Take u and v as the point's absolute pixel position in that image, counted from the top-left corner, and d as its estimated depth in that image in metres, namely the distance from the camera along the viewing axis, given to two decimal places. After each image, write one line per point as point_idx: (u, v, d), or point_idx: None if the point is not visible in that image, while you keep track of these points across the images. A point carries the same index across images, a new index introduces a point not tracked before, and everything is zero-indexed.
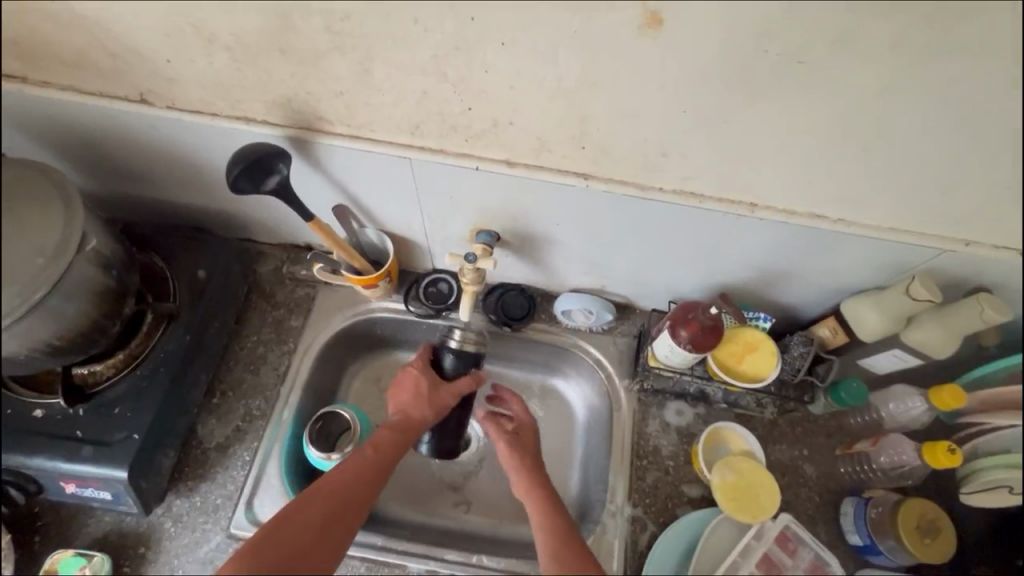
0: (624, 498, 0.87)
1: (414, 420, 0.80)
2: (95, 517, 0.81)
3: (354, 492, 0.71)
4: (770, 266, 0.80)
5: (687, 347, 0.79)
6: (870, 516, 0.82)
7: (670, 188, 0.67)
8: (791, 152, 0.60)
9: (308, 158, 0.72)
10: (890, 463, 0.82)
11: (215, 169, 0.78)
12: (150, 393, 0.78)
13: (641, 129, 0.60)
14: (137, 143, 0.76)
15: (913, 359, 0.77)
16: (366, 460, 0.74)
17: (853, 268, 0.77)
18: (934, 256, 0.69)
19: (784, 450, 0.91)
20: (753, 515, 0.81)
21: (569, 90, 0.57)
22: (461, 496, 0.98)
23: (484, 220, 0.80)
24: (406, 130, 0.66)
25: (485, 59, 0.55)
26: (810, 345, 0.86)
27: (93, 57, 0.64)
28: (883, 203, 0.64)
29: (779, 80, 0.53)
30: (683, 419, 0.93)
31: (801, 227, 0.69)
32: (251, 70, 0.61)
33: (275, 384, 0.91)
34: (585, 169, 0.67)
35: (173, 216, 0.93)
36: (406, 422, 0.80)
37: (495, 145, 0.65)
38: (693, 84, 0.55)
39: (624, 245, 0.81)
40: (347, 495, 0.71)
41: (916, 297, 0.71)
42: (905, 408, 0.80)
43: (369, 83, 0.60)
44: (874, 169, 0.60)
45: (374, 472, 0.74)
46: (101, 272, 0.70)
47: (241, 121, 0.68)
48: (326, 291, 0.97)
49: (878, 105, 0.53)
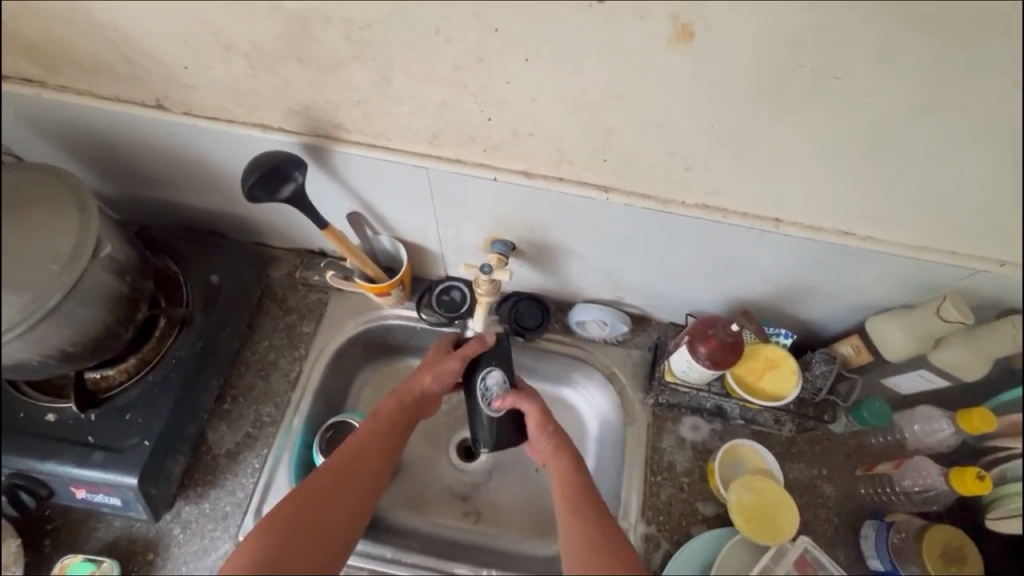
0: (637, 514, 0.86)
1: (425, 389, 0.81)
2: (105, 521, 0.81)
3: (360, 476, 0.71)
4: (792, 281, 0.77)
5: (705, 363, 0.78)
6: (892, 541, 0.79)
7: (693, 202, 0.66)
8: (821, 167, 0.58)
9: (324, 166, 0.71)
10: (915, 487, 0.80)
11: (229, 174, 0.78)
12: (162, 399, 0.77)
13: (666, 142, 0.58)
14: (152, 147, 0.75)
15: (939, 381, 0.75)
16: (366, 446, 0.74)
17: (880, 286, 0.74)
18: (966, 276, 0.67)
19: (802, 468, 0.89)
20: (770, 538, 0.79)
21: (592, 102, 0.55)
22: (470, 506, 0.97)
23: (500, 230, 0.79)
24: (423, 140, 0.64)
25: (508, 69, 0.54)
26: (833, 364, 0.83)
27: (111, 62, 0.63)
28: (914, 222, 0.62)
29: (811, 94, 0.51)
30: (698, 434, 0.91)
31: (827, 243, 0.67)
32: (269, 77, 0.60)
33: (286, 390, 0.90)
34: (605, 181, 0.65)
35: (187, 219, 0.93)
36: (410, 391, 0.80)
37: (514, 157, 0.64)
38: (721, 98, 0.53)
39: (643, 258, 0.79)
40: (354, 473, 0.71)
41: (947, 318, 0.69)
42: (932, 430, 0.79)
43: (388, 91, 0.59)
44: (907, 188, 0.58)
45: (379, 454, 0.74)
46: (115, 278, 0.69)
47: (257, 128, 0.67)
48: (338, 297, 0.97)
49: (914, 122, 0.51)
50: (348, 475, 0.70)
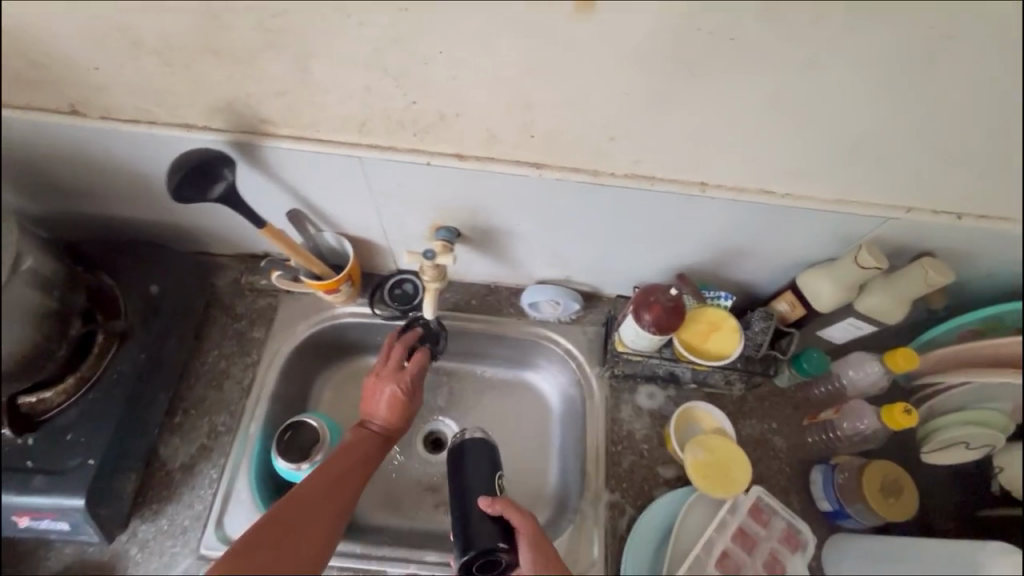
0: (601, 484, 0.88)
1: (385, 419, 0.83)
2: (55, 549, 0.77)
3: (334, 494, 0.71)
4: (724, 245, 0.81)
5: (651, 329, 0.80)
6: (837, 481, 0.84)
7: (623, 172, 0.68)
8: (734, 130, 0.62)
9: (255, 163, 0.70)
10: (852, 429, 0.85)
11: (159, 179, 0.76)
12: (104, 416, 0.75)
13: (588, 114, 0.61)
14: (72, 156, 0.72)
15: (866, 326, 0.81)
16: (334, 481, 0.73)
17: (807, 242, 0.79)
18: (879, 225, 0.72)
19: (754, 424, 0.93)
20: (725, 491, 0.82)
21: (511, 78, 0.57)
22: (441, 497, 0.98)
23: (443, 216, 0.79)
24: (353, 129, 0.65)
25: (424, 49, 0.55)
26: (769, 321, 0.87)
27: (17, 69, 0.61)
28: (827, 172, 0.66)
29: (714, 57, 0.54)
30: (654, 402, 0.94)
31: (752, 204, 0.71)
32: (186, 74, 0.59)
33: (240, 398, 0.89)
34: (537, 157, 0.67)
35: (120, 233, 0.90)
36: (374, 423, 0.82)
37: (446, 139, 0.65)
38: (632, 65, 0.55)
39: (586, 233, 0.81)
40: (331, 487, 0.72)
41: (865, 266, 0.73)
42: (864, 374, 0.85)
43: (310, 81, 0.59)
44: (815, 139, 0.62)
45: (349, 475, 0.75)
46: (40, 293, 0.66)
47: (180, 128, 0.66)
48: (288, 300, 0.95)
49: (811, 75, 0.55)
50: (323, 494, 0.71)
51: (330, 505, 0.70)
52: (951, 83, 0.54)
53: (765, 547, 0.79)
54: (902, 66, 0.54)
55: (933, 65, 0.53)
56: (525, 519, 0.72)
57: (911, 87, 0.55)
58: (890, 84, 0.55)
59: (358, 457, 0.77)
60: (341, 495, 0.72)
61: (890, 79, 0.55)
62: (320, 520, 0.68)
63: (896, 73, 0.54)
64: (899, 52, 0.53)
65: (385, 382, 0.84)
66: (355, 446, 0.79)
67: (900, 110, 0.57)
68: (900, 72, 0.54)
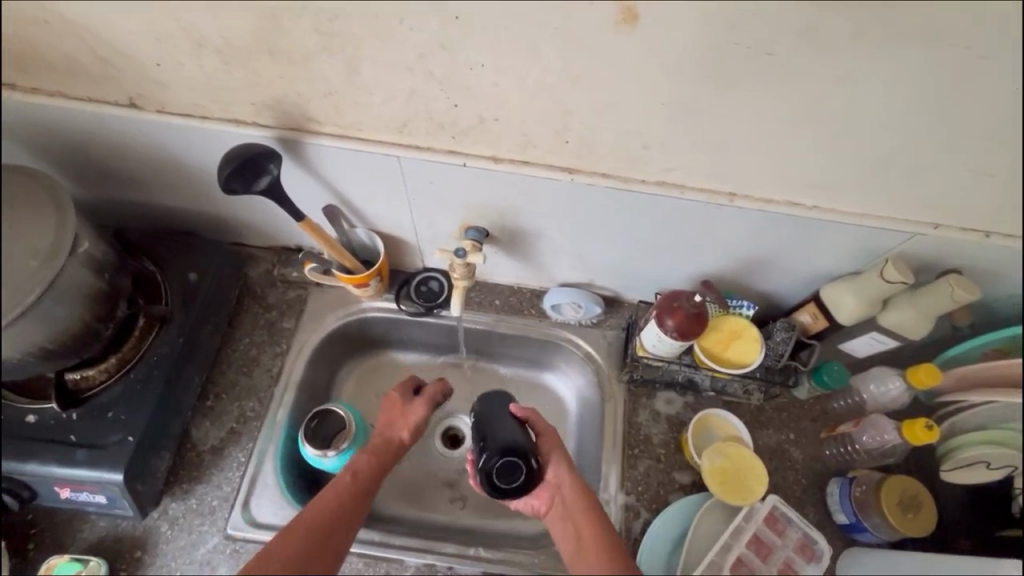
0: (616, 486, 0.89)
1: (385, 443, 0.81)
2: (89, 523, 0.80)
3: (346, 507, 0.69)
4: (750, 255, 0.82)
5: (673, 335, 0.81)
6: (855, 494, 0.84)
7: (651, 180, 0.70)
8: (765, 141, 0.63)
9: (299, 159, 0.73)
10: (870, 443, 0.85)
11: (204, 171, 0.79)
12: (143, 395, 0.78)
13: (623, 122, 0.63)
14: (126, 146, 0.76)
15: (889, 341, 0.82)
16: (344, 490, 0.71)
17: (831, 256, 0.79)
18: (905, 240, 0.73)
19: (771, 435, 0.94)
20: (742, 498, 0.83)
21: (551, 85, 0.59)
22: (457, 492, 1.00)
23: (472, 217, 0.82)
24: (394, 129, 0.68)
25: (470, 56, 0.57)
26: (791, 331, 0.87)
27: (83, 62, 0.64)
28: (854, 186, 0.68)
29: (749, 70, 0.56)
30: (672, 408, 0.95)
31: (779, 214, 0.72)
32: (241, 72, 0.62)
33: (268, 385, 0.92)
34: (568, 162, 0.69)
35: (162, 222, 0.93)
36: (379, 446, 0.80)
37: (483, 142, 0.68)
38: (669, 76, 0.57)
39: (611, 239, 0.83)
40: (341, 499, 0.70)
41: (890, 280, 0.74)
42: (886, 388, 0.84)
43: (357, 82, 0.61)
44: (845, 152, 0.63)
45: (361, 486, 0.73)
46: (94, 275, 0.71)
47: (231, 124, 0.69)
48: (318, 293, 0.98)
49: (844, 89, 0.56)
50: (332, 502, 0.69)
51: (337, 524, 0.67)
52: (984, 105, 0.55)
53: (781, 555, 0.78)
54: (936, 85, 0.55)
55: (971, 85, 0.54)
56: (548, 428, 0.82)
57: (944, 106, 0.56)
58: (923, 103, 0.56)
59: (358, 485, 0.73)
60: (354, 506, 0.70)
61: (925, 96, 0.56)
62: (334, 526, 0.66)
63: (930, 91, 0.55)
64: (934, 73, 0.54)
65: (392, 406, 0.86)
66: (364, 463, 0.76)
67: (932, 129, 0.59)
68: (934, 89, 0.55)
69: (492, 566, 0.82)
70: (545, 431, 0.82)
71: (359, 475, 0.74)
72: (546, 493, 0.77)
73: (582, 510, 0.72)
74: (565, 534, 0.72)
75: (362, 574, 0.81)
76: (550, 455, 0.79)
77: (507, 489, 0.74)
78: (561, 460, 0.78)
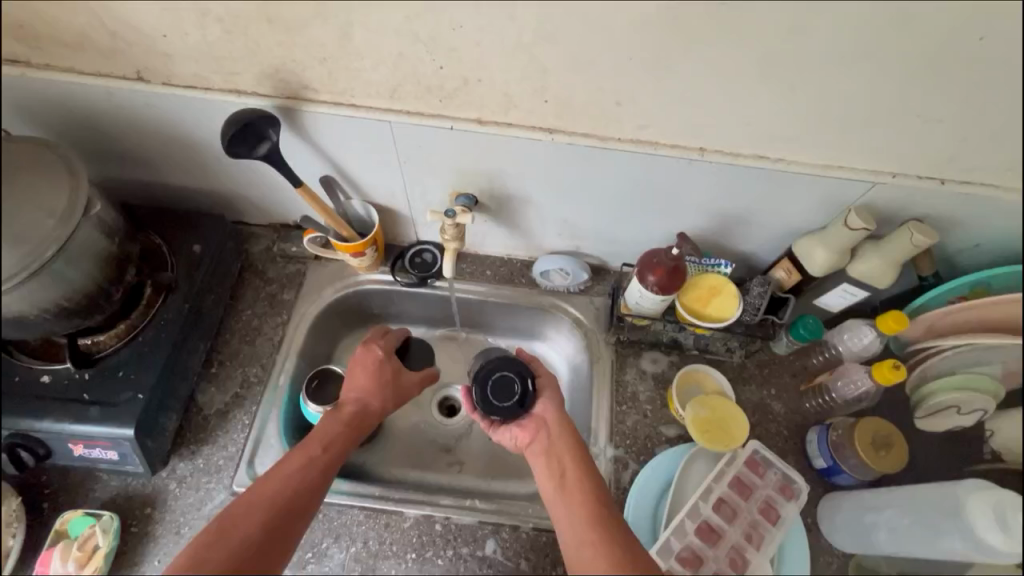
0: (606, 440, 0.93)
1: (359, 401, 0.85)
2: (102, 482, 0.84)
3: (311, 476, 0.73)
4: (724, 214, 0.86)
5: (654, 290, 0.86)
6: (831, 438, 0.87)
7: (627, 138, 0.76)
8: (729, 94, 0.68)
9: (298, 129, 0.79)
10: (846, 390, 0.90)
11: (206, 144, 0.84)
12: (151, 356, 0.82)
13: (597, 79, 0.68)
14: (133, 122, 0.81)
15: (860, 291, 0.85)
16: (308, 460, 0.74)
17: (801, 211, 0.84)
18: (867, 190, 0.78)
19: (753, 391, 0.97)
20: (725, 445, 0.87)
21: (529, 44, 0.64)
22: (454, 457, 1.04)
23: (462, 184, 0.86)
24: (386, 95, 0.73)
25: (453, 16, 0.62)
26: (767, 286, 0.92)
27: (94, 37, 0.69)
28: (816, 138, 0.73)
29: (710, 24, 0.61)
30: (658, 366, 0.99)
31: (748, 168, 0.77)
32: (242, 41, 0.67)
33: (270, 352, 0.96)
34: (549, 123, 0.75)
35: (166, 200, 0.98)
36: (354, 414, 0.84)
37: (468, 104, 0.73)
38: (637, 33, 0.62)
39: (593, 202, 0.87)
40: (304, 470, 0.73)
41: (853, 227, 0.78)
42: (857, 339, 0.89)
43: (350, 46, 0.66)
44: (804, 104, 0.68)
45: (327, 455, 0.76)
46: (104, 238, 0.75)
47: (232, 94, 0.74)
48: (317, 266, 1.03)
49: (797, 40, 0.61)
50: (294, 471, 0.72)
51: (298, 493, 0.71)
52: (921, 51, 0.60)
53: (761, 495, 0.82)
54: (881, 32, 0.60)
55: (912, 31, 0.59)
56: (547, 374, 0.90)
57: (889, 53, 0.61)
58: (870, 52, 0.61)
59: (324, 453, 0.76)
60: (317, 473, 0.73)
61: (870, 44, 0.61)
62: (294, 493, 0.70)
63: (875, 40, 0.60)
64: (877, 21, 0.59)
65: (370, 358, 0.90)
66: (331, 431, 0.80)
67: (878, 77, 0.64)
68: (878, 37, 0.60)
69: (487, 516, 0.86)
70: (543, 374, 0.89)
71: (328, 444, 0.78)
72: (533, 428, 0.84)
73: (566, 450, 0.79)
74: (546, 469, 0.78)
75: (363, 524, 0.85)
76: (542, 396, 0.86)
77: (500, 407, 0.84)
78: (553, 401, 0.86)
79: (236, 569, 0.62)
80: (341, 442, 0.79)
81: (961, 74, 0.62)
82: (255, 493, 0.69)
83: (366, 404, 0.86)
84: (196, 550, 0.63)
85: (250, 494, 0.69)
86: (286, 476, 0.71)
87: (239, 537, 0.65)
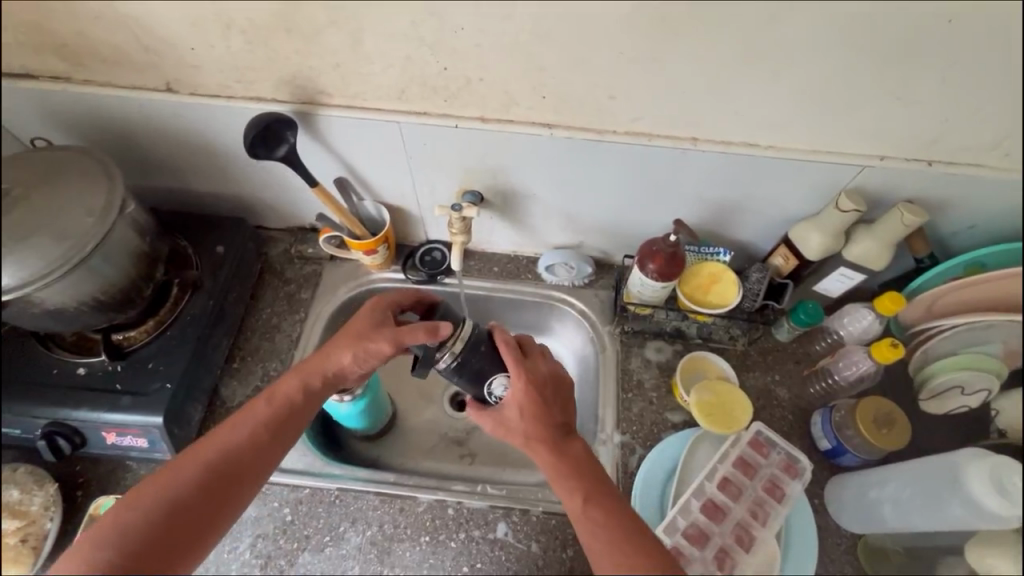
0: (613, 427, 0.95)
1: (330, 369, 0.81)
2: (132, 471, 0.88)
3: (248, 457, 0.72)
4: (720, 202, 0.90)
5: (654, 277, 0.89)
6: (834, 419, 0.88)
7: (622, 130, 0.80)
8: (716, 83, 0.72)
9: (314, 133, 0.84)
10: (848, 372, 0.90)
11: (229, 150, 0.89)
12: (179, 349, 0.87)
13: (591, 74, 0.72)
14: (162, 131, 0.87)
15: (855, 274, 0.88)
16: (250, 439, 0.74)
17: (795, 198, 0.87)
18: (857, 174, 0.81)
19: (758, 376, 0.98)
20: (727, 427, 0.89)
21: (525, 43, 0.69)
22: (466, 449, 1.06)
23: (469, 181, 0.91)
24: (394, 96, 0.78)
25: (455, 19, 0.67)
26: (766, 271, 0.95)
27: (128, 51, 0.76)
28: (803, 124, 0.76)
29: (692, 18, 0.65)
30: (663, 355, 1.01)
31: (739, 156, 0.81)
32: (262, 50, 0.73)
33: (289, 347, 1.00)
34: (548, 119, 0.79)
35: (191, 206, 1.04)
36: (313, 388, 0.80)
37: (471, 103, 0.78)
38: (626, 29, 0.67)
39: (593, 195, 0.91)
40: (246, 449, 0.73)
41: (845, 209, 0.81)
42: (857, 322, 0.91)
43: (360, 51, 0.72)
44: (789, 91, 0.72)
45: (269, 435, 0.75)
46: (137, 236, 0.81)
47: (253, 101, 0.80)
48: (331, 266, 1.08)
49: (776, 30, 0.65)
50: (237, 450, 0.72)
51: (235, 474, 0.71)
52: (895, 35, 0.64)
53: (767, 474, 0.84)
54: (856, 18, 0.63)
55: (884, 16, 0.63)
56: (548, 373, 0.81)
57: (865, 39, 0.65)
58: (847, 38, 0.65)
59: (268, 434, 0.75)
60: (261, 459, 0.73)
61: (847, 31, 0.65)
62: (231, 475, 0.71)
63: (851, 27, 0.64)
64: (850, 9, 0.63)
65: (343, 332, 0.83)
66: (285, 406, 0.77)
67: (857, 61, 0.67)
68: (853, 24, 0.64)
69: (498, 500, 0.88)
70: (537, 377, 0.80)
71: (274, 423, 0.76)
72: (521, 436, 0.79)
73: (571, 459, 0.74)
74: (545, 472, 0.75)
75: (378, 509, 0.88)
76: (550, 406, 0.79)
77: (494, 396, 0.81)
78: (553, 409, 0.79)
79: (152, 534, 0.65)
80: (290, 421, 0.77)
81: (937, 56, 0.65)
82: (194, 456, 0.71)
83: (335, 377, 0.82)
84: (136, 501, 0.67)
85: (165, 478, 0.69)
86: (213, 452, 0.71)
87: (166, 500, 0.67)
